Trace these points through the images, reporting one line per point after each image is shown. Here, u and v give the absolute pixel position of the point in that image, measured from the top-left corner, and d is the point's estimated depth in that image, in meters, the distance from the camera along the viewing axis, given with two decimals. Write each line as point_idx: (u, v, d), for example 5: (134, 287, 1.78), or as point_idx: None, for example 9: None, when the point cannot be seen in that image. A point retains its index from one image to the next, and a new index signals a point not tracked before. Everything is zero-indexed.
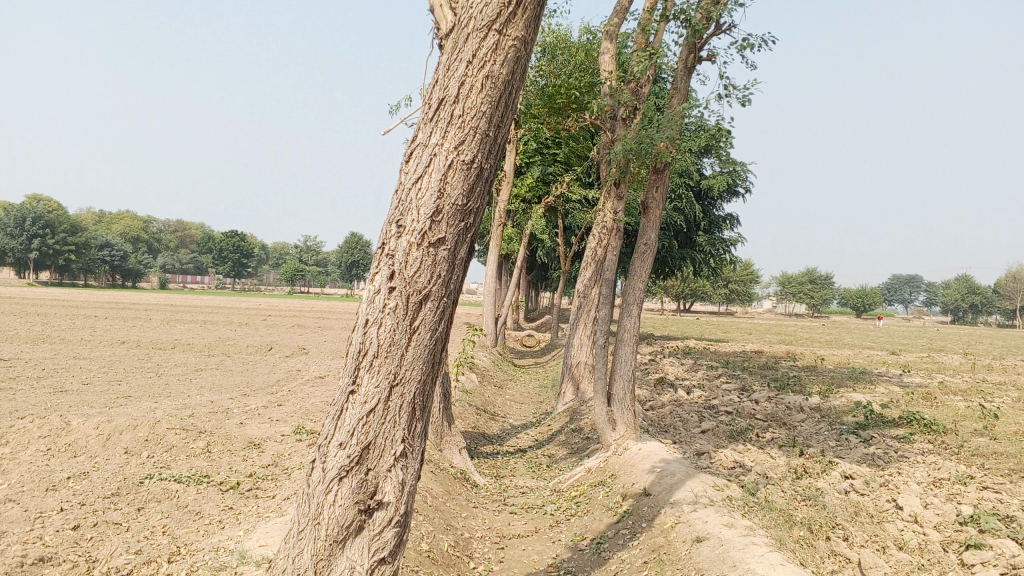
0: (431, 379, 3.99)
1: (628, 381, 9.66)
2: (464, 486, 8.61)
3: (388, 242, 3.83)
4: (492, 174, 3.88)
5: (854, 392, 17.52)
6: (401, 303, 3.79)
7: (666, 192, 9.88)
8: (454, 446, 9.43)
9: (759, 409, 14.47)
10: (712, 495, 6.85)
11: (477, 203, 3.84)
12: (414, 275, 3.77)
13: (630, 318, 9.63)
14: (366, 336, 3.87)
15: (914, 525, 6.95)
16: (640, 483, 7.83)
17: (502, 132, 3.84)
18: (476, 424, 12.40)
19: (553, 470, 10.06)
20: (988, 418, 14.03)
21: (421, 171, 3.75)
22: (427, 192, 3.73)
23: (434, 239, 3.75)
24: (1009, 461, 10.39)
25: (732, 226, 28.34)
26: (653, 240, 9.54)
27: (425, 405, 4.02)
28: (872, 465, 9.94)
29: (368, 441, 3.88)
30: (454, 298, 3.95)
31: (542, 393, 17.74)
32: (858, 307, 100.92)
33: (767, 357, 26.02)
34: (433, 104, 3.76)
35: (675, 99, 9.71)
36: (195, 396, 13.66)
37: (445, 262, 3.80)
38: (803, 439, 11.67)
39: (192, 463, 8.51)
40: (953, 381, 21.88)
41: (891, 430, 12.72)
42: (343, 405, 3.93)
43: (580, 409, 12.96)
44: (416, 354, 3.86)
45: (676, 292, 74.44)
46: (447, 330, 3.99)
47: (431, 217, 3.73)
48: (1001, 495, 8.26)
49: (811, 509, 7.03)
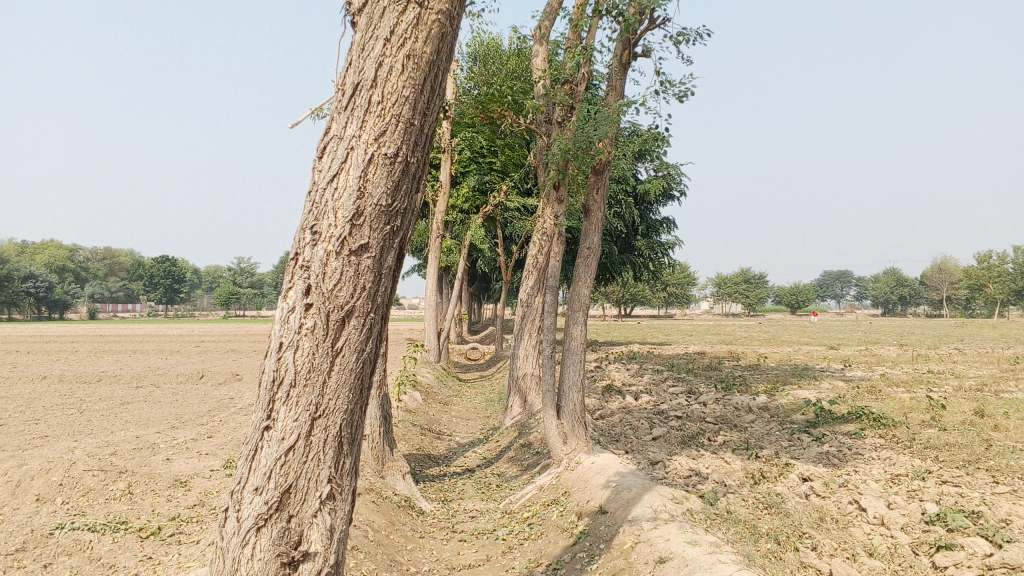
0: (360, 409, 3.50)
1: (577, 392, 9.25)
2: (409, 515, 8.10)
3: (302, 252, 3.34)
4: (419, 169, 3.42)
5: (799, 389, 17.49)
6: (320, 322, 3.30)
7: (606, 194, 9.47)
8: (397, 472, 8.91)
9: (708, 411, 14.24)
10: (672, 510, 6.46)
11: (403, 203, 3.37)
12: (335, 290, 3.28)
13: (577, 325, 9.26)
14: (281, 362, 3.37)
15: (881, 527, 6.67)
16: (596, 500, 7.41)
17: (429, 120, 3.37)
18: (421, 445, 11.89)
19: (504, 490, 9.60)
20: (935, 408, 14.02)
21: (337, 168, 3.27)
22: (345, 192, 3.25)
23: (355, 246, 3.27)
24: (962, 451, 10.29)
25: (670, 229, 28.34)
26: (596, 244, 9.18)
27: (355, 438, 3.52)
28: (828, 464, 9.72)
29: (288, 484, 3.41)
30: (383, 314, 3.46)
31: (489, 407, 17.30)
32: (792, 304, 102.95)
33: (710, 358, 26.01)
34: (347, 91, 3.29)
35: (611, 96, 9.37)
36: (119, 432, 12.84)
37: (370, 273, 3.32)
38: (756, 440, 11.42)
39: (111, 508, 7.82)
40: (894, 372, 22.08)
41: (842, 427, 12.58)
42: (257, 443, 3.44)
43: (528, 423, 12.53)
44: (341, 380, 3.36)
45: (619, 298, 75.20)
46: (377, 350, 3.50)
47: (351, 221, 3.25)
48: (962, 489, 8.08)
49: (774, 517, 6.68)
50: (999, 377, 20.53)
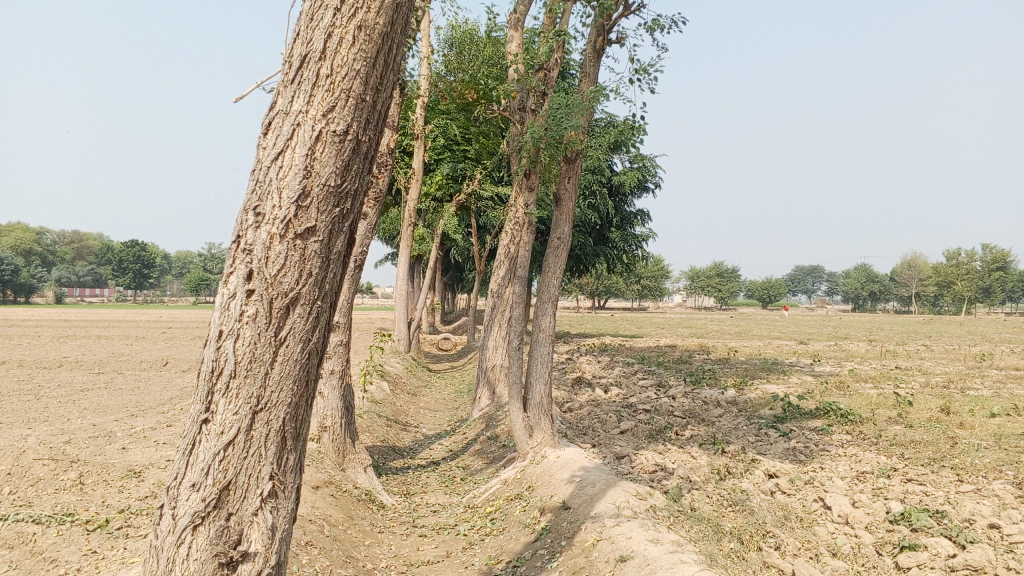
0: (305, 403, 3.32)
1: (545, 384, 9.09)
2: (369, 510, 7.92)
3: (244, 235, 3.16)
4: (371, 149, 3.24)
5: (768, 383, 17.48)
6: (262, 309, 3.12)
7: (577, 183, 9.31)
8: (359, 465, 8.72)
9: (677, 404, 14.17)
10: (635, 506, 6.34)
11: (354, 183, 3.19)
12: (279, 275, 3.10)
13: (546, 317, 9.11)
14: (220, 352, 3.18)
15: (845, 526, 6.60)
16: (559, 495, 7.27)
17: (382, 97, 3.20)
18: (385, 437, 11.70)
19: (468, 483, 9.44)
20: (901, 405, 14.06)
21: (282, 146, 3.10)
22: (291, 171, 3.08)
23: (301, 229, 3.09)
24: (927, 449, 10.29)
25: (644, 221, 28.27)
26: (566, 234, 9.02)
27: (300, 433, 3.35)
28: (795, 461, 9.67)
29: (227, 480, 3.21)
30: (331, 302, 3.28)
31: (457, 398, 17.13)
32: (764, 298, 103.73)
33: (681, 351, 26.01)
34: (294, 63, 3.12)
35: (584, 83, 9.21)
36: (76, 420, 12.51)
37: (317, 258, 3.13)
38: (723, 435, 11.35)
39: (59, 499, 7.56)
40: (862, 368, 22.17)
41: (810, 422, 12.56)
42: (194, 438, 3.23)
43: (496, 415, 12.38)
44: (285, 371, 3.18)
45: (591, 290, 75.33)
46: (325, 341, 3.32)
47: (296, 202, 3.08)
48: (926, 487, 8.06)
49: (738, 515, 6.58)
50: (964, 375, 20.70)
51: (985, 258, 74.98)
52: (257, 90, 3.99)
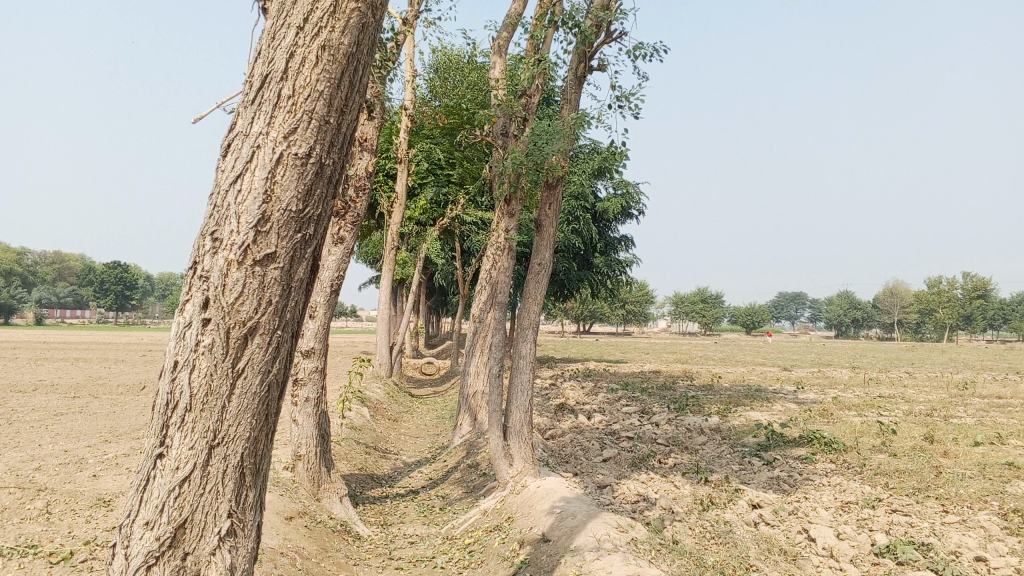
0: (265, 436, 3.22)
1: (524, 412, 8.95)
2: (345, 542, 7.73)
3: (201, 261, 3.07)
4: (336, 172, 3.14)
5: (752, 410, 17.39)
6: (219, 339, 3.03)
7: (559, 209, 9.22)
8: (335, 494, 8.53)
9: (660, 432, 14.03)
10: (615, 539, 6.19)
11: (317, 208, 3.09)
12: (236, 304, 3.01)
13: (526, 343, 8.97)
14: (175, 384, 3.08)
15: (830, 559, 6.47)
16: (539, 527, 7.11)
17: (347, 119, 3.10)
18: (364, 464, 11.50)
19: (447, 513, 9.25)
20: (885, 433, 13.97)
21: (241, 168, 3.01)
22: (250, 195, 2.99)
23: (260, 256, 2.99)
24: (912, 478, 10.19)
25: (628, 247, 28.26)
26: (547, 260, 8.93)
27: (259, 468, 3.25)
28: (779, 490, 9.54)
29: (183, 519, 3.10)
30: (293, 331, 3.18)
31: (439, 424, 16.94)
32: (748, 324, 104.10)
33: (665, 377, 25.89)
34: (255, 84, 3.03)
35: (566, 109, 9.14)
36: (47, 446, 12.21)
37: (276, 286, 3.04)
38: (706, 464, 11.22)
39: (23, 529, 7.33)
40: (846, 395, 22.11)
41: (793, 451, 12.46)
42: (148, 473, 3.13)
43: (476, 442, 12.21)
44: (242, 404, 3.08)
45: (576, 314, 75.27)
46: (286, 372, 3.22)
47: (255, 227, 2.98)
48: (911, 518, 7.95)
49: (720, 548, 6.45)
50: (947, 402, 20.69)
51: (966, 285, 75.62)
52: (217, 106, 3.85)
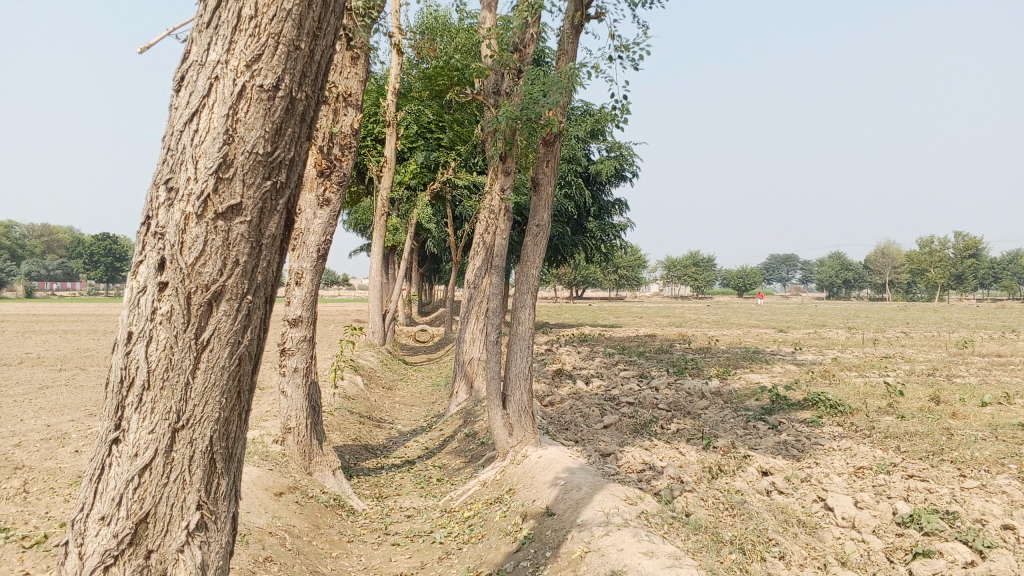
0: (237, 417, 2.82)
1: (525, 380, 8.52)
2: (338, 519, 7.39)
3: (155, 215, 2.63)
4: (311, 109, 2.68)
5: (751, 373, 17.08)
6: (178, 306, 2.60)
7: (557, 167, 8.69)
8: (327, 468, 8.17)
9: (661, 396, 13.69)
10: (625, 514, 5.81)
11: (289, 151, 2.63)
12: (197, 265, 2.58)
13: (525, 309, 8.51)
14: (130, 358, 2.67)
15: (851, 531, 6.12)
16: (542, 499, 6.74)
17: (321, 45, 2.64)
18: (357, 435, 11.11)
19: (445, 484, 8.88)
20: (891, 395, 13.66)
21: (196, 104, 2.56)
22: (208, 136, 2.54)
23: (222, 207, 2.55)
24: (924, 441, 9.88)
25: (622, 210, 27.78)
26: (546, 221, 8.45)
27: (231, 453, 2.85)
28: (788, 456, 9.20)
29: (145, 512, 2.70)
30: (266, 296, 2.75)
31: (434, 392, 16.57)
32: (740, 287, 104.35)
33: (661, 340, 25.54)
34: (210, 3, 2.58)
35: (563, 61, 8.63)
36: (28, 421, 11.76)
37: (243, 243, 2.60)
38: (710, 429, 10.88)
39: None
40: (845, 356, 21.84)
41: (798, 414, 12.13)
42: (103, 460, 2.73)
43: (474, 410, 11.85)
44: (209, 381, 2.67)
45: (569, 280, 74.79)
46: (259, 344, 2.80)
47: (216, 173, 2.54)
48: (929, 484, 7.64)
49: (736, 520, 6.09)
50: (947, 361, 20.47)
51: (959, 245, 75.48)
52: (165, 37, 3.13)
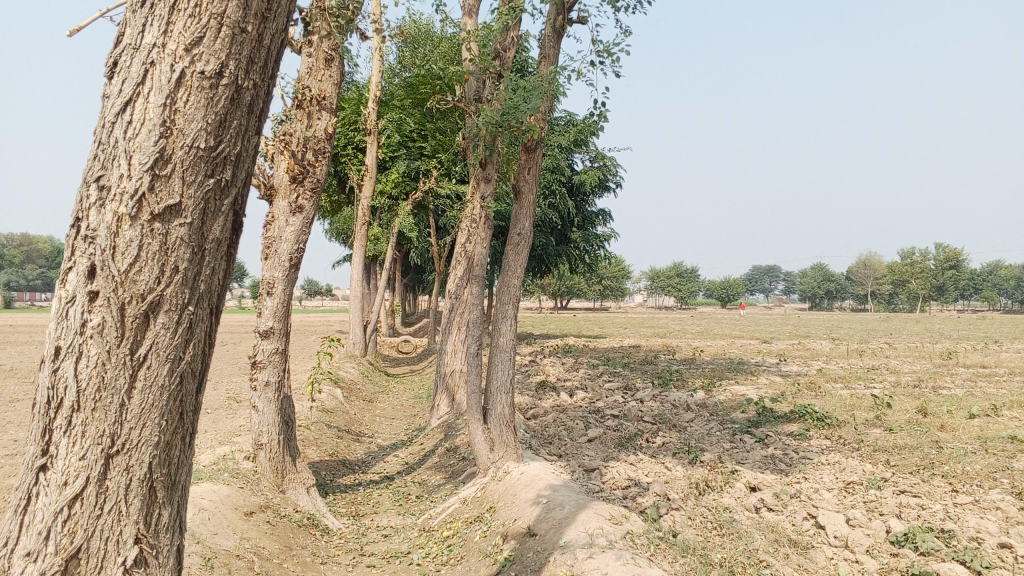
0: (180, 441, 2.56)
1: (506, 394, 8.27)
2: (311, 539, 7.12)
3: (85, 216, 2.37)
4: (259, 99, 2.46)
5: (736, 384, 16.89)
6: (111, 319, 2.35)
7: (539, 173, 8.44)
8: (300, 486, 7.89)
9: (646, 409, 13.47)
10: (610, 534, 5.56)
11: (235, 146, 2.40)
12: (132, 272, 2.33)
13: (507, 320, 8.26)
14: (58, 377, 2.40)
15: (845, 551, 5.89)
16: (524, 519, 6.48)
17: (270, 28, 2.43)
18: (335, 450, 10.81)
19: (424, 502, 8.60)
20: (879, 407, 13.48)
21: (130, 93, 2.32)
22: (143, 128, 2.30)
23: (160, 208, 2.31)
24: (913, 455, 9.70)
25: (606, 220, 27.59)
26: (528, 230, 8.20)
27: (175, 480, 2.59)
28: (776, 471, 8.98)
29: (76, 548, 2.43)
30: (210, 306, 2.51)
31: (416, 405, 16.27)
32: (724, 297, 104.46)
33: (646, 352, 25.35)
34: None
35: (544, 65, 8.41)
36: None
37: (183, 248, 2.36)
38: (695, 442, 10.64)
39: None
40: (830, 367, 21.71)
41: (785, 427, 11.93)
42: (29, 491, 2.46)
43: (455, 424, 11.57)
44: (147, 400, 2.42)
45: (554, 290, 74.76)
46: (203, 359, 2.56)
47: (152, 169, 2.30)
48: (922, 499, 7.44)
49: (725, 540, 5.86)
50: (933, 372, 20.39)
51: (940, 256, 75.93)
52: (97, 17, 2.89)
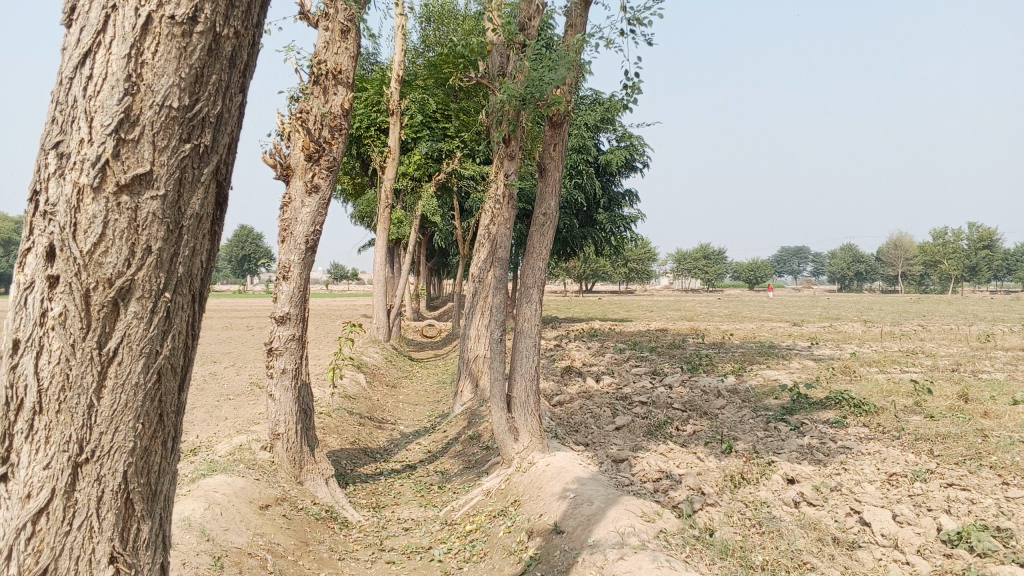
0: (160, 447, 2.31)
1: (531, 381, 7.95)
2: (330, 533, 6.85)
3: (43, 188, 2.14)
4: (240, 50, 2.26)
5: (767, 369, 16.45)
6: (74, 308, 2.10)
7: (564, 151, 8.07)
8: (320, 477, 7.63)
9: (675, 395, 13.09)
10: (642, 533, 5.22)
11: (214, 105, 2.19)
12: (97, 253, 2.09)
13: (531, 304, 7.92)
14: (17, 374, 2.15)
15: (894, 551, 5.51)
16: (550, 514, 6.16)
17: None
18: (356, 438, 10.54)
19: (447, 492, 8.31)
20: (918, 393, 12.99)
21: (89, 42, 2.10)
22: (106, 84, 2.08)
23: (127, 178, 2.08)
24: (958, 445, 9.25)
25: (632, 201, 27.07)
26: (554, 209, 7.84)
27: (156, 491, 2.34)
28: (813, 462, 8.58)
29: (42, 569, 2.16)
30: (190, 293, 2.28)
31: (439, 390, 15.99)
32: (751, 280, 103.30)
33: (673, 335, 24.90)
34: None
35: (570, 35, 8.02)
36: None
37: (157, 225, 2.13)
38: (727, 430, 10.27)
39: None
40: (863, 351, 21.16)
41: (821, 414, 11.49)
42: None
43: (479, 411, 11.26)
44: (118, 401, 2.17)
45: (579, 272, 74.40)
46: (184, 354, 2.32)
47: (116, 132, 2.08)
48: (972, 493, 7.03)
49: (765, 539, 5.52)
50: (970, 355, 19.82)
51: (973, 237, 74.42)
52: None
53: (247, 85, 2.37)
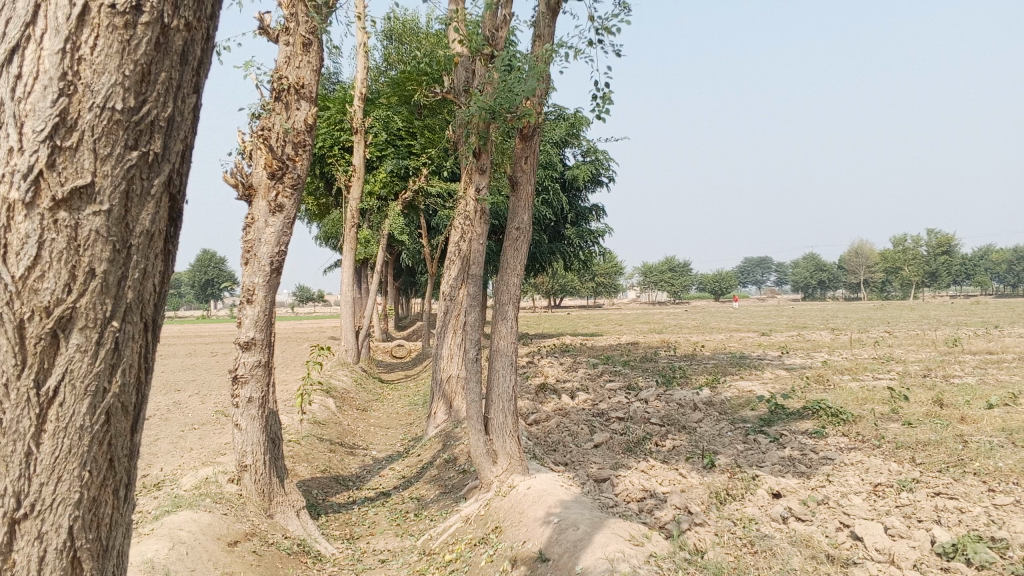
0: (113, 495, 2.08)
1: (508, 401, 7.71)
2: (303, 569, 6.54)
3: None
4: (190, 47, 2.09)
5: (741, 380, 16.34)
6: (6, 342, 1.88)
7: (536, 163, 7.87)
8: (290, 509, 7.32)
9: (651, 409, 12.91)
10: (632, 558, 5.00)
11: (163, 107, 2.02)
12: (33, 277, 1.88)
13: (506, 321, 7.69)
14: None
15: (890, 566, 5.35)
16: (534, 541, 5.92)
17: None
18: (328, 466, 10.22)
19: (423, 520, 8.03)
20: (893, 400, 12.93)
21: (16, 37, 1.90)
22: (37, 84, 1.88)
23: (65, 190, 1.89)
24: (939, 452, 9.16)
25: (599, 216, 27.01)
26: (526, 223, 7.64)
27: (107, 547, 2.08)
28: (797, 474, 8.43)
29: None
30: (142, 322, 2.07)
31: (412, 412, 15.67)
32: (717, 291, 103.93)
33: (645, 348, 24.79)
34: None
35: (538, 46, 7.86)
36: None
37: (102, 245, 1.93)
38: (707, 444, 10.09)
39: None
40: (834, 359, 21.20)
41: (799, 425, 11.38)
42: None
43: (454, 433, 10.98)
44: (60, 445, 1.94)
45: (547, 287, 74.20)
46: (137, 391, 2.09)
47: (50, 139, 1.88)
48: (961, 502, 6.90)
49: (759, 559, 5.33)
50: (940, 360, 19.91)
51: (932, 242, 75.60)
52: None
53: (201, 86, 2.20)
